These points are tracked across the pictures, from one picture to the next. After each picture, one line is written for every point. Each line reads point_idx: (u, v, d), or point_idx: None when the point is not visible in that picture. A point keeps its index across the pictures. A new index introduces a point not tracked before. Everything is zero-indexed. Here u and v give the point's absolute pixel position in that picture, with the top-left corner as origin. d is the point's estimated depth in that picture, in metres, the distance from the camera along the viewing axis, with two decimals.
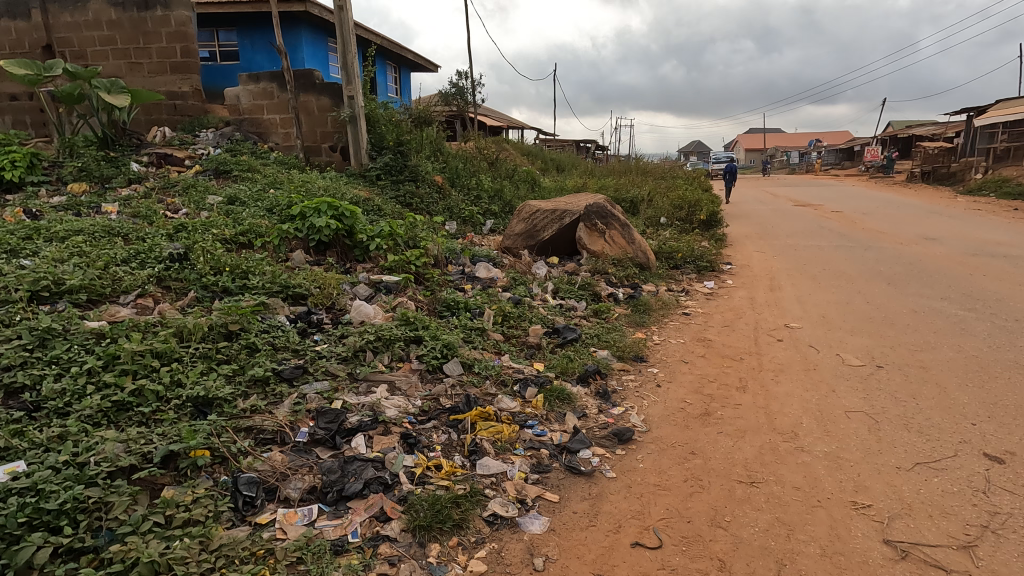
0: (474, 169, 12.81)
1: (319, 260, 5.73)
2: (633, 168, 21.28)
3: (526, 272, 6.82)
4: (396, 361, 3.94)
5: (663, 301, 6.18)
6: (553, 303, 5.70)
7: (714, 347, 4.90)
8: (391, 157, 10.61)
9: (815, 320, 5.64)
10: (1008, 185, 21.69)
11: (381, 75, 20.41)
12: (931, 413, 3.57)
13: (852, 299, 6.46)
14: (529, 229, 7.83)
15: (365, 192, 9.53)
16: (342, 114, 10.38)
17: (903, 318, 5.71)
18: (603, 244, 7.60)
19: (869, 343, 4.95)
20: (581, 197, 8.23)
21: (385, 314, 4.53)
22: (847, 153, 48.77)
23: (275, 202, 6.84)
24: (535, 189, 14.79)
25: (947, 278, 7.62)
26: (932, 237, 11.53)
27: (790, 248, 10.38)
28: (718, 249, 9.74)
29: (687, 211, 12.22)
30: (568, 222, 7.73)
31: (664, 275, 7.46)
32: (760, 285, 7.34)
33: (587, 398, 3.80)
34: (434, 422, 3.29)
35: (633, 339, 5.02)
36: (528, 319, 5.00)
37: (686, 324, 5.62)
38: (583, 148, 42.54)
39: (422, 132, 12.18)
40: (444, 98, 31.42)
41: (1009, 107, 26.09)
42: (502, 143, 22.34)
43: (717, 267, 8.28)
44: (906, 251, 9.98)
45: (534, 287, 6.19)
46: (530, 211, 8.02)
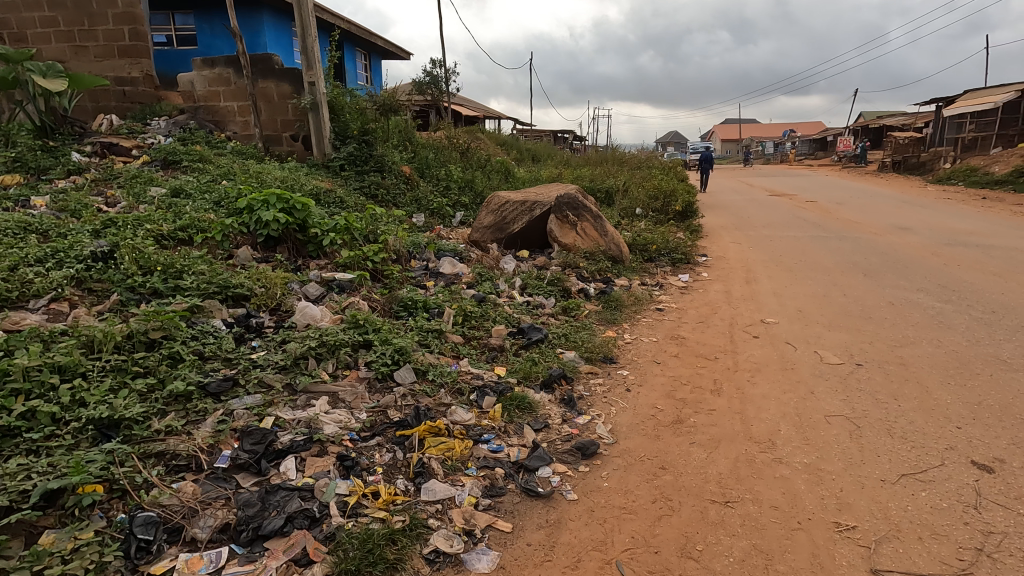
0: (445, 159, 12.39)
1: (268, 256, 5.32)
2: (609, 158, 21.04)
3: (493, 266, 6.50)
4: (342, 369, 3.59)
5: (636, 296, 5.91)
6: (520, 300, 5.39)
7: (688, 346, 4.65)
8: (356, 147, 10.14)
9: (791, 315, 5.44)
10: (976, 175, 22.06)
11: (350, 62, 19.73)
12: (914, 416, 3.37)
13: (829, 292, 6.28)
14: (498, 221, 7.52)
15: (327, 183, 9.07)
16: (302, 102, 9.86)
17: (881, 311, 5.54)
18: (574, 236, 7.30)
19: (847, 339, 4.74)
20: (553, 187, 7.95)
21: (334, 316, 4.16)
22: (820, 143, 49.36)
23: (222, 195, 6.37)
24: (509, 179, 14.44)
25: (921, 268, 7.53)
26: (904, 227, 11.52)
27: (766, 239, 10.23)
28: (693, 241, 9.55)
29: (662, 202, 12.00)
30: (538, 214, 7.49)
31: (637, 268, 7.21)
32: (735, 278, 7.14)
33: (550, 406, 3.50)
34: (378, 439, 2.96)
35: (602, 338, 4.74)
36: (491, 319, 4.68)
37: (659, 320, 5.36)
38: (560, 138, 42.18)
39: (389, 120, 11.71)
40: (417, 87, 30.73)
41: (976, 97, 26.54)
42: (477, 133, 21.87)
43: (691, 259, 8.06)
44: (880, 241, 9.92)
45: (501, 282, 5.87)
46: (499, 201, 7.69)
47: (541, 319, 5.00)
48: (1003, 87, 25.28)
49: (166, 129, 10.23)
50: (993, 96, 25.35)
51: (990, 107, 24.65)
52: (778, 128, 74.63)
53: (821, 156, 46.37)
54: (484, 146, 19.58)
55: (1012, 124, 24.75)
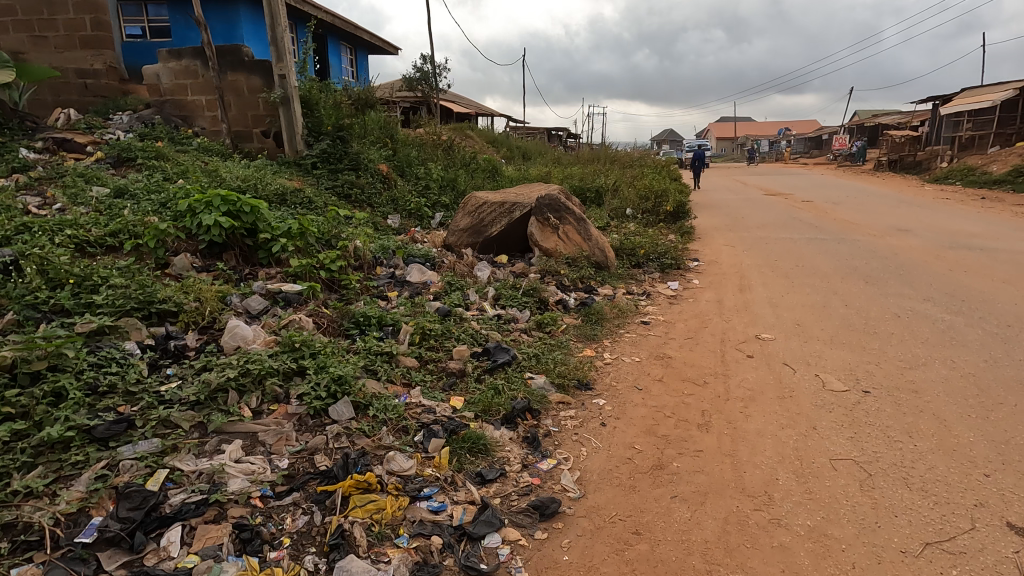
0: (427, 156, 11.85)
1: (211, 264, 4.80)
2: (601, 155, 20.54)
3: (466, 273, 5.99)
4: (268, 403, 3.08)
5: (619, 308, 5.42)
6: (490, 313, 4.89)
7: (674, 367, 4.15)
8: (330, 144, 9.60)
9: (788, 329, 4.96)
10: (974, 174, 21.70)
11: (334, 56, 19.11)
12: (934, 460, 2.90)
13: (829, 302, 5.81)
14: (475, 223, 7.03)
15: (296, 183, 8.53)
16: (272, 96, 9.30)
17: (887, 324, 5.08)
18: (556, 240, 6.78)
19: (851, 359, 4.27)
20: (536, 187, 7.44)
21: (269, 337, 3.63)
22: (815, 142, 49.05)
23: (169, 195, 5.83)
24: (496, 178, 13.94)
25: (926, 274, 7.07)
26: (904, 228, 11.09)
27: (761, 242, 9.75)
28: (684, 244, 9.07)
29: (653, 202, 11.50)
30: (518, 217, 7.00)
31: (624, 275, 6.71)
32: (728, 285, 6.66)
33: (510, 447, 3.00)
34: (295, 497, 2.47)
35: (579, 358, 4.24)
36: (454, 337, 4.17)
37: (644, 336, 4.87)
38: (554, 136, 41.61)
39: (368, 116, 11.18)
40: (406, 82, 30.08)
41: (974, 95, 26.19)
42: (466, 130, 21.31)
43: (682, 264, 7.58)
44: (880, 244, 9.46)
45: (472, 292, 5.36)
46: (476, 202, 7.18)
47: (512, 335, 4.51)
48: (1000, 85, 24.92)
49: (128, 124, 9.64)
50: (991, 94, 24.99)
51: (988, 105, 24.28)
52: (773, 127, 74.34)
53: (816, 154, 46.04)
54: (472, 143, 19.03)
55: (1010, 123, 24.41)
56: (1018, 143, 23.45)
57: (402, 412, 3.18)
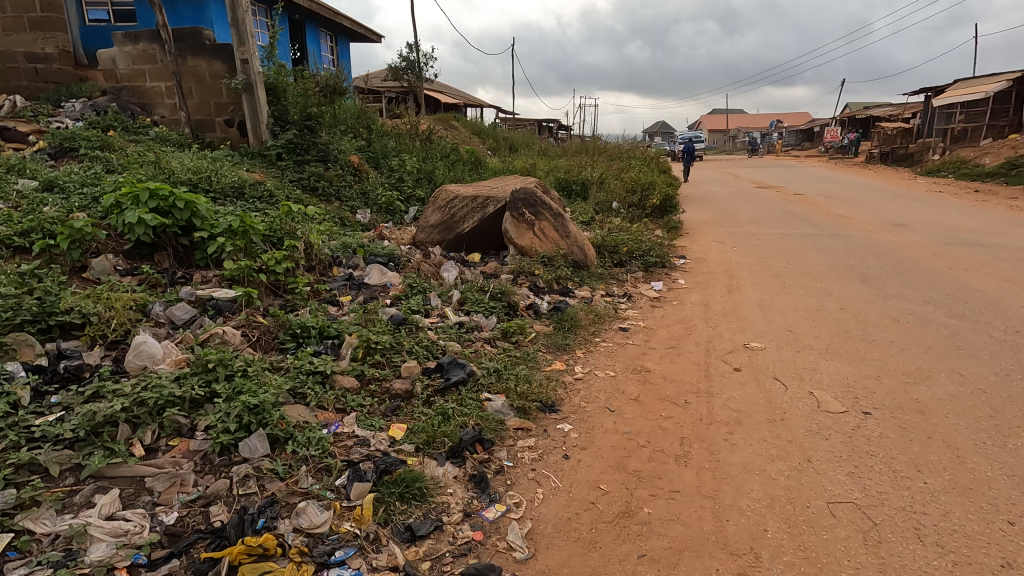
0: (404, 147, 11.29)
1: (138, 267, 4.29)
2: (589, 147, 20.03)
3: (432, 274, 5.51)
4: (166, 438, 2.60)
5: (596, 313, 4.96)
6: (452, 321, 4.41)
7: (652, 384, 3.71)
8: (296, 134, 9.04)
9: (780, 337, 4.53)
10: (967, 167, 21.44)
11: (313, 44, 18.41)
12: (949, 503, 2.47)
13: (823, 305, 5.39)
14: (445, 219, 6.62)
15: (258, 176, 7.98)
16: (234, 82, 8.73)
17: (886, 331, 4.66)
18: (531, 237, 6.28)
19: (848, 372, 3.85)
20: (513, 180, 6.94)
21: (182, 354, 3.12)
22: (806, 135, 48.81)
23: (103, 189, 5.29)
24: (478, 170, 13.44)
25: (925, 273, 6.68)
26: (899, 223, 10.72)
27: (751, 237, 9.33)
28: (671, 241, 8.63)
29: (640, 195, 11.03)
30: (491, 212, 6.52)
31: (604, 276, 6.25)
32: (715, 286, 6.22)
33: (452, 489, 2.55)
34: (173, 567, 2.01)
35: (547, 374, 3.78)
36: (404, 350, 3.69)
37: (622, 345, 4.42)
38: (544, 127, 40.99)
39: (340, 105, 10.61)
40: (391, 72, 29.34)
41: (967, 87, 25.91)
42: (451, 121, 20.70)
43: (667, 262, 7.14)
44: (875, 240, 9.08)
45: (435, 296, 4.88)
46: (448, 196, 6.74)
47: (474, 347, 4.04)
48: (994, 76, 24.64)
49: (80, 112, 9.01)
50: (984, 86, 24.71)
51: (981, 97, 24.00)
52: (765, 119, 74.07)
53: (807, 147, 45.77)
54: (456, 135, 18.45)
55: (1003, 115, 24.16)
56: (1011, 135, 23.22)
57: (328, 446, 2.72)
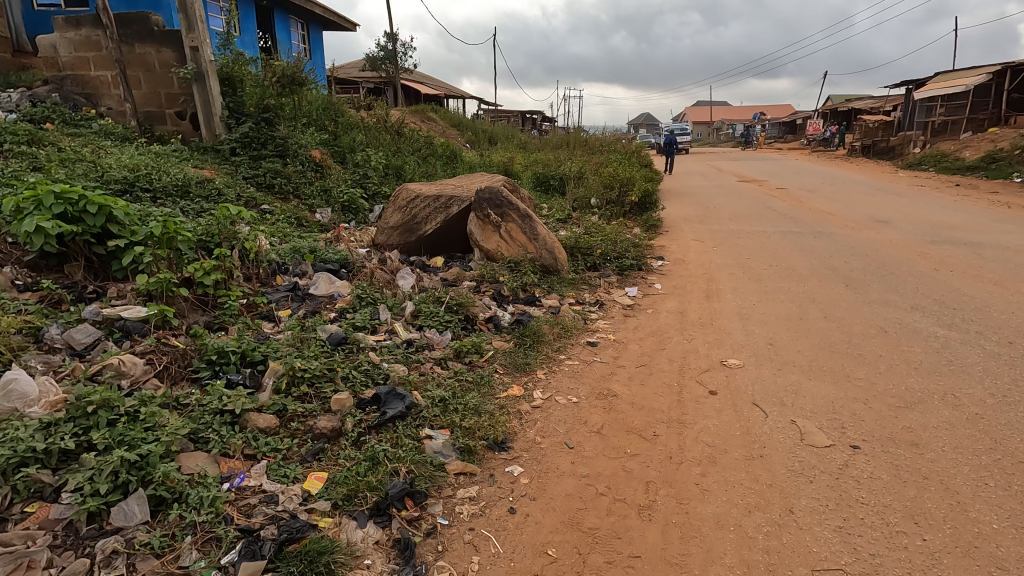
0: (372, 141, 10.74)
1: (41, 281, 3.80)
2: (570, 141, 19.60)
3: (387, 283, 5.07)
4: (21, 504, 2.15)
5: (562, 325, 4.56)
6: (401, 339, 3.97)
7: (618, 412, 3.32)
8: (253, 127, 8.48)
9: (760, 352, 4.16)
10: (947, 161, 21.44)
11: (282, 33, 17.70)
12: (952, 569, 2.12)
13: (806, 313, 5.05)
14: (406, 220, 6.18)
15: (208, 173, 7.44)
16: (182, 71, 8.13)
17: (873, 343, 4.33)
18: (498, 240, 5.85)
19: (833, 395, 3.50)
20: (479, 178, 6.49)
21: (62, 393, 2.65)
22: (788, 127, 48.91)
23: (15, 190, 4.74)
24: (453, 165, 12.98)
25: (911, 275, 6.38)
26: (882, 219, 10.48)
27: (732, 236, 9.00)
28: (649, 240, 8.27)
29: (618, 191, 10.63)
30: (455, 213, 6.09)
31: (575, 281, 5.84)
32: (693, 292, 5.86)
33: (370, 560, 2.14)
34: None
35: (500, 401, 3.37)
36: (338, 378, 3.25)
37: (589, 363, 4.03)
38: (527, 119, 40.42)
39: (303, 96, 10.03)
40: (369, 62, 28.53)
41: (947, 80, 25.90)
42: (428, 113, 20.10)
43: (643, 265, 6.76)
44: (858, 238, 8.81)
45: (385, 309, 4.42)
46: (409, 195, 6.27)
47: (421, 371, 3.61)
48: (974, 69, 24.64)
49: (17, 103, 8.35)
50: (964, 79, 24.70)
51: (962, 90, 23.99)
52: (748, 111, 74.16)
53: (790, 139, 45.80)
54: (433, 128, 17.88)
55: (982, 108, 24.21)
56: (990, 129, 23.26)
57: (225, 506, 2.29)
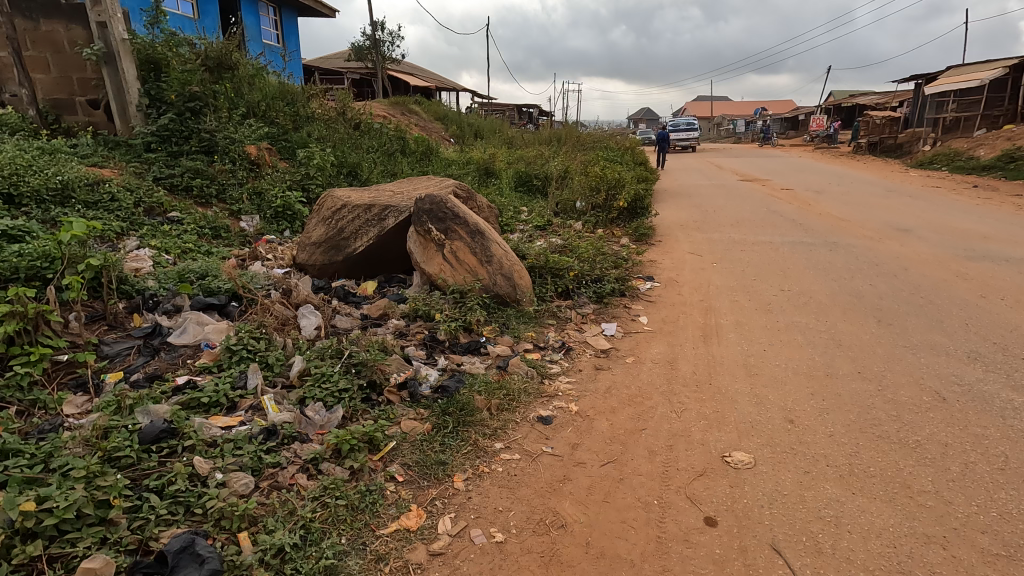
0: (327, 135, 9.47)
1: None
2: (561, 137, 18.35)
3: (282, 323, 3.87)
4: None
5: (506, 390, 3.35)
6: (261, 424, 2.76)
7: (563, 568, 2.13)
8: (175, 118, 7.24)
9: (778, 439, 2.97)
10: (960, 160, 20.23)
11: (249, 17, 16.32)
12: None
13: (833, 367, 3.87)
14: (331, 235, 5.00)
15: (109, 173, 6.22)
16: (86, 51, 6.88)
17: (931, 422, 3.15)
18: (442, 262, 4.64)
19: (891, 529, 2.32)
20: (425, 183, 5.26)
21: None
22: (791, 123, 47.64)
23: None
24: (426, 162, 11.76)
25: (957, 306, 5.19)
26: (903, 228, 9.30)
27: (734, 248, 7.79)
28: (637, 254, 7.07)
29: (603, 196, 9.25)
30: (391, 226, 4.88)
31: (536, 317, 4.63)
32: (686, 330, 4.66)
33: None
34: None
35: (380, 546, 2.18)
36: (115, 516, 2.07)
37: (535, 456, 2.84)
38: (522, 112, 39.04)
39: (246, 83, 8.77)
40: (353, 51, 27.12)
41: (960, 74, 24.64)
42: (410, 105, 18.78)
43: (627, 289, 5.56)
44: (881, 251, 7.61)
45: (259, 368, 3.22)
46: (335, 204, 5.05)
47: (272, 486, 2.42)
48: (989, 63, 23.36)
49: None
50: (978, 74, 23.45)
51: (976, 84, 22.72)
52: (749, 106, 72.78)
53: (792, 136, 44.49)
54: (412, 122, 16.57)
55: (997, 104, 22.99)
56: (1005, 126, 22.04)
57: None
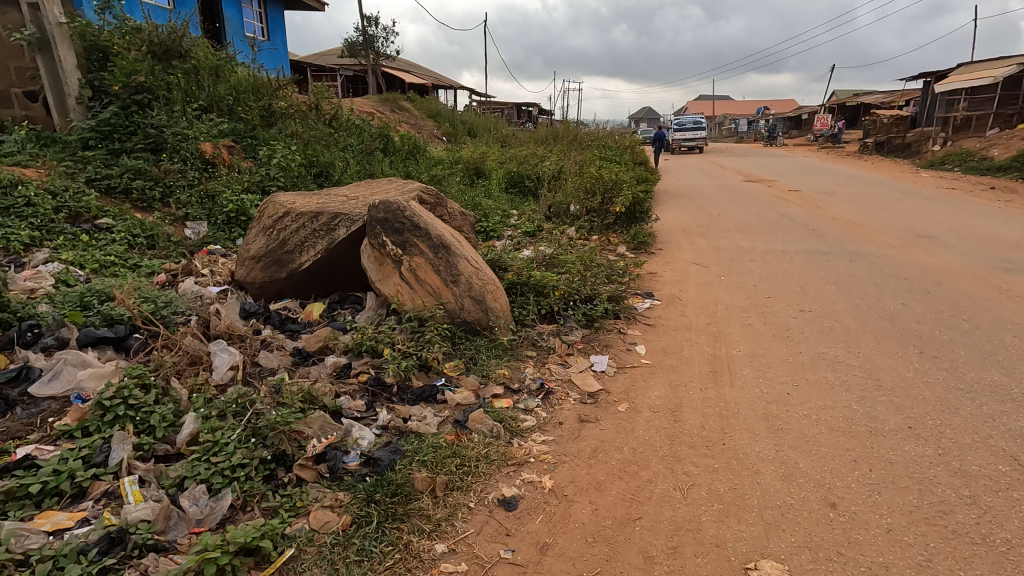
0: (299, 131, 8.69)
1: None
2: (558, 135, 17.57)
3: (189, 363, 3.11)
4: None
5: (460, 459, 2.59)
6: (108, 524, 2.00)
7: None
8: (118, 111, 6.47)
9: (820, 540, 2.20)
10: (974, 160, 19.45)
11: (230, 9, 15.54)
12: None
13: (875, 420, 3.11)
14: (272, 248, 4.23)
15: (32, 174, 5.46)
16: (16, 36, 6.04)
17: (1019, 508, 2.39)
18: (399, 282, 3.86)
19: None
20: (385, 186, 4.48)
21: None
22: (794, 122, 46.84)
23: None
24: (411, 162, 11.01)
25: (1011, 332, 4.41)
26: (926, 234, 8.52)
27: (742, 257, 7.02)
28: (634, 265, 6.31)
29: (599, 199, 8.45)
30: (341, 239, 4.10)
31: (511, 350, 3.86)
32: (690, 364, 3.90)
33: None
34: None
35: None
36: None
37: (490, 566, 2.07)
38: (520, 111, 38.30)
39: (206, 74, 7.99)
40: (345, 46, 26.29)
41: (971, 72, 23.84)
42: (400, 102, 17.98)
43: (621, 310, 4.79)
44: (907, 261, 6.83)
45: (132, 433, 2.46)
46: (276, 211, 4.26)
47: None
48: (1002, 59, 22.55)
49: None
50: (990, 71, 22.64)
51: (990, 81, 21.90)
52: (752, 105, 71.92)
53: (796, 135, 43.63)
54: (400, 119, 15.78)
55: (1011, 102, 22.19)
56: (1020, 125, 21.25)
57: None
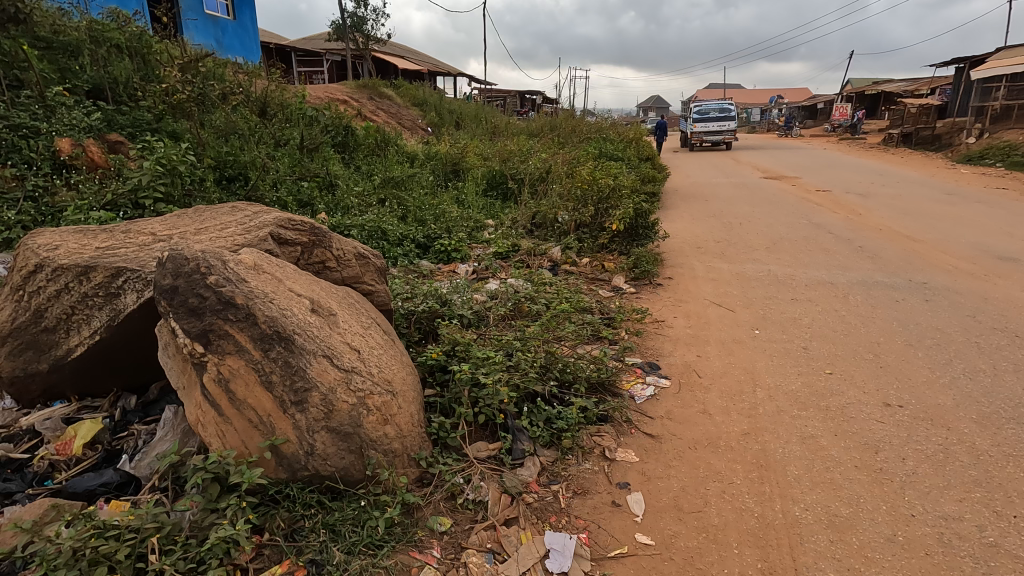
0: (219, 121, 6.96)
1: None
2: (556, 126, 15.77)
3: None
4: None
5: None
6: None
7: None
8: None
9: None
10: (1019, 154, 17.46)
11: None
12: None
13: None
14: (21, 324, 2.54)
15: None
16: None
17: None
18: (202, 400, 2.14)
19: None
20: (224, 218, 2.76)
21: None
22: (810, 112, 44.63)
23: None
24: (373, 158, 9.29)
25: None
26: (1008, 255, 6.71)
27: (779, 292, 5.29)
28: (632, 310, 4.62)
29: (592, 210, 6.69)
30: (126, 313, 2.40)
31: (402, 525, 2.16)
32: (726, 547, 2.20)
33: None
34: None
35: None
36: None
37: None
38: (522, 99, 36.54)
39: (94, 67, 6.56)
40: (331, 29, 24.43)
41: (1011, 57, 21.75)
42: (381, 89, 16.21)
43: (608, 408, 3.08)
44: (1005, 301, 5.06)
45: None
46: (28, 262, 2.54)
47: None
48: None
49: None
50: None
51: None
52: (764, 94, 69.47)
53: (812, 126, 41.49)
54: (376, 109, 14.06)
55: None
56: None
57: None
